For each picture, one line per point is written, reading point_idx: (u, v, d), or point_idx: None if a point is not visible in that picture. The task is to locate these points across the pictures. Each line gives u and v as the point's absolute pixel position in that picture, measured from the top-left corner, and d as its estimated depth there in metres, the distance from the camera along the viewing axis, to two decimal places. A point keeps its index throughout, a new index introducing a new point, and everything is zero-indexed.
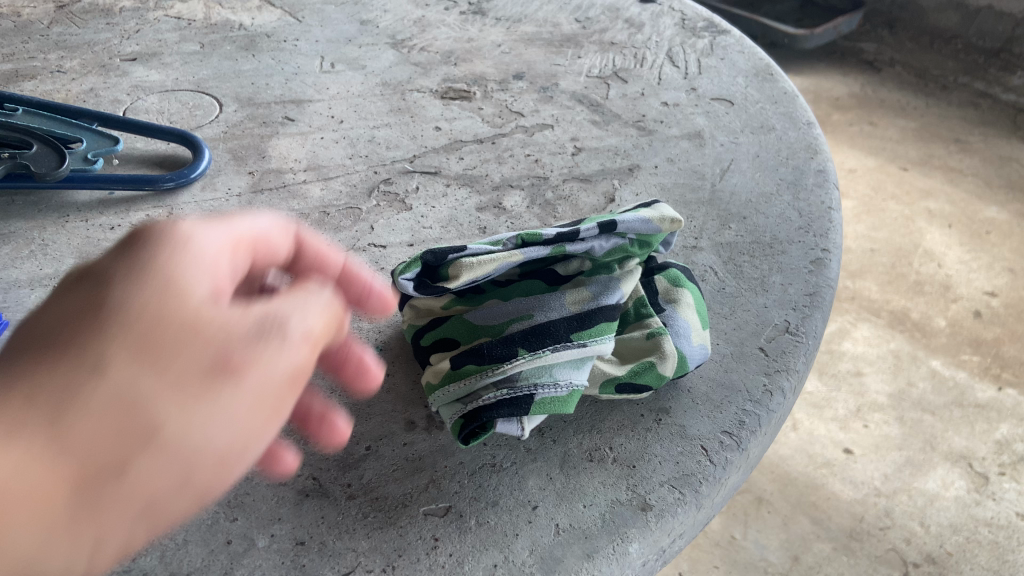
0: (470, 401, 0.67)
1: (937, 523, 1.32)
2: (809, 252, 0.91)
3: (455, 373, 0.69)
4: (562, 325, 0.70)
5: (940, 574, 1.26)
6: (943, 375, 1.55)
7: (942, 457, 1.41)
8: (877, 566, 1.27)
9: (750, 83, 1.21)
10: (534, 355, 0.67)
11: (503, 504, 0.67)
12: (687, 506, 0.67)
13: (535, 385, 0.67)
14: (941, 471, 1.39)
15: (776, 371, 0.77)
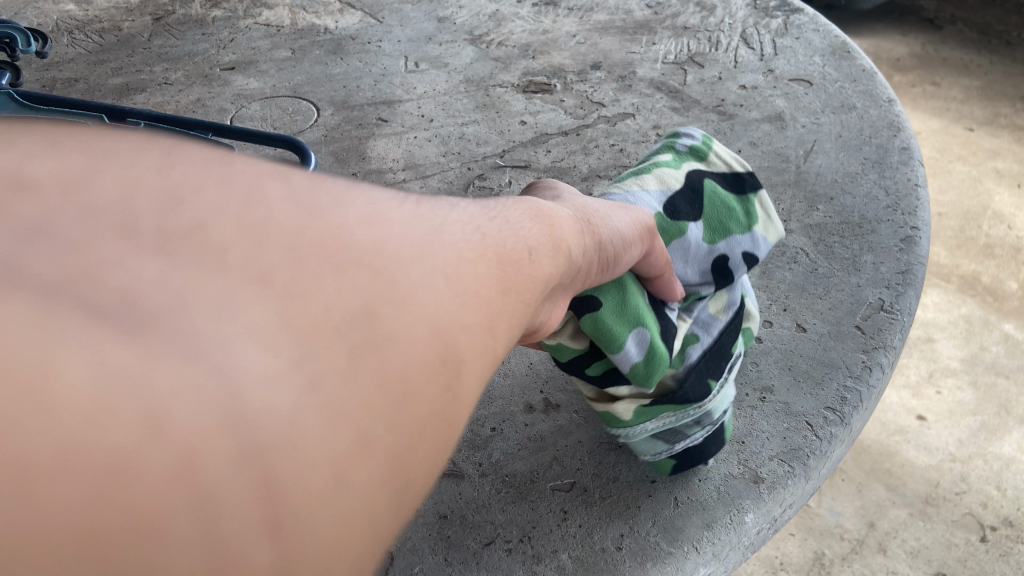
0: (677, 442, 0.66)
1: (1013, 487, 1.33)
2: (899, 230, 0.93)
3: (650, 410, 0.64)
4: (728, 340, 0.68)
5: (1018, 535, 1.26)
6: (1016, 338, 1.56)
7: (1016, 421, 1.42)
8: (953, 532, 1.29)
9: (827, 62, 1.23)
10: (723, 385, 0.66)
11: (623, 479, 0.71)
12: (797, 477, 0.70)
13: (723, 413, 0.68)
14: (1015, 435, 1.40)
15: (874, 348, 0.81)
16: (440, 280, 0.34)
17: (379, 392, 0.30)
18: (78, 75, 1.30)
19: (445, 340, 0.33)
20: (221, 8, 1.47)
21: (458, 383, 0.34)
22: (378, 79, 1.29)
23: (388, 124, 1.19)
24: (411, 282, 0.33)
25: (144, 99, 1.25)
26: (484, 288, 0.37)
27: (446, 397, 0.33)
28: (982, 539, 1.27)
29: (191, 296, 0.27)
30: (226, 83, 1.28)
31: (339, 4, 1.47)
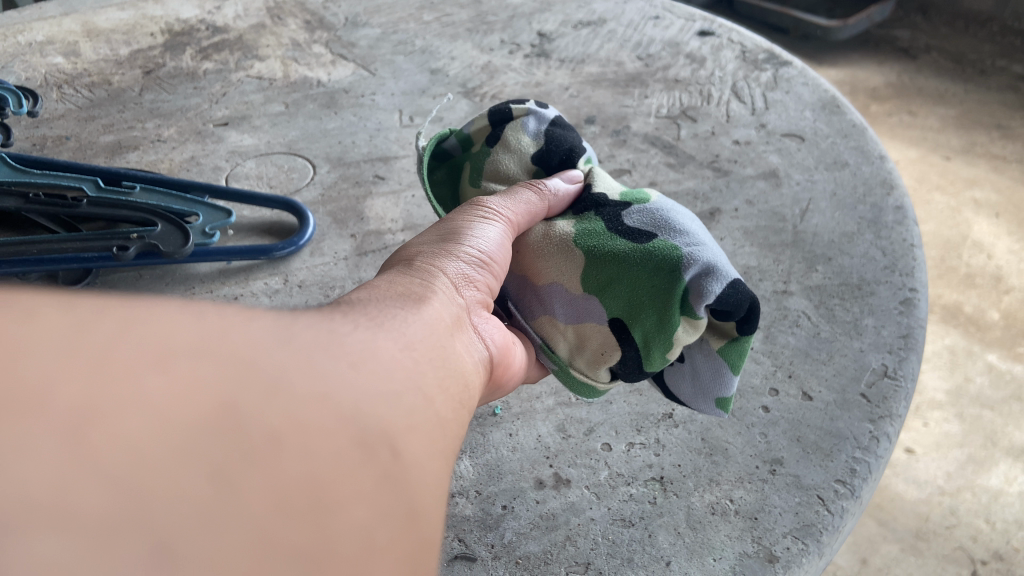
0: None
1: (1002, 519, 1.33)
2: (898, 292, 0.95)
3: None
4: None
5: (1008, 571, 1.27)
6: (1000, 369, 1.57)
7: (1003, 453, 1.42)
8: (944, 565, 1.30)
9: (818, 117, 1.25)
10: None
11: (638, 560, 0.70)
12: (811, 555, 0.70)
13: None
14: (1002, 467, 1.40)
15: (880, 418, 0.81)
16: (294, 360, 0.32)
17: (285, 484, 0.27)
18: (69, 132, 1.29)
19: (342, 420, 0.32)
20: (212, 60, 1.47)
21: (378, 461, 0.33)
22: (374, 134, 1.28)
23: (385, 181, 1.19)
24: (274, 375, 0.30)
25: (137, 157, 1.24)
26: (342, 366, 0.36)
27: (371, 466, 0.32)
28: None
29: (46, 442, 0.23)
30: (220, 141, 1.27)
31: (331, 56, 1.48)
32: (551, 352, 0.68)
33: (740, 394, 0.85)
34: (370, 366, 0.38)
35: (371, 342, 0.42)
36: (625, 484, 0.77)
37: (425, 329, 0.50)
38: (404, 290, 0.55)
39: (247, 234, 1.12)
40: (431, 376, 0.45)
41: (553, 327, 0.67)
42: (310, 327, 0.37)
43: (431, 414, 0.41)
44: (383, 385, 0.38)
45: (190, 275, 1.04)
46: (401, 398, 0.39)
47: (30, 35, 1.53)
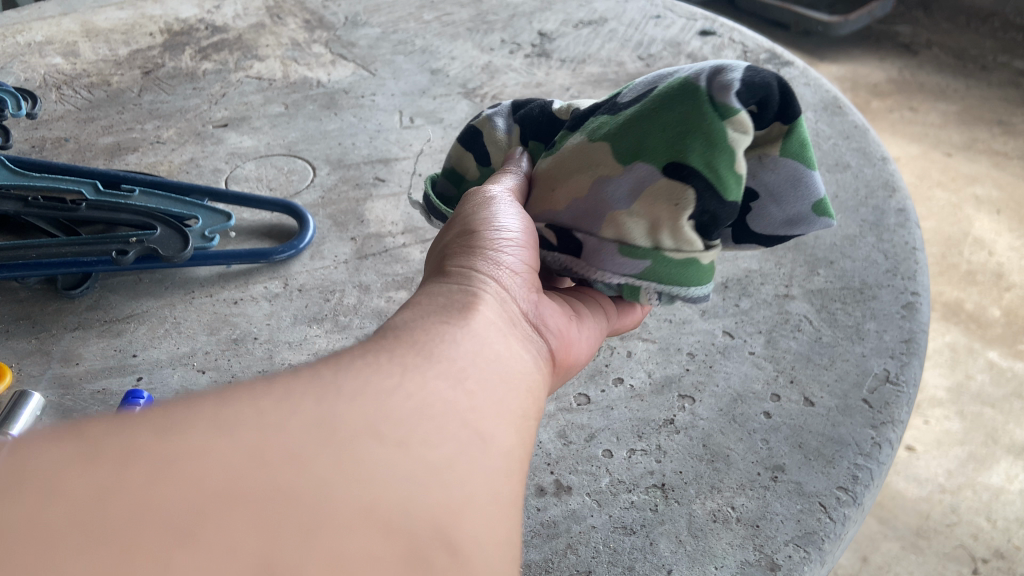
0: None
1: (1003, 518, 1.33)
2: (900, 296, 0.94)
3: None
4: None
5: (1009, 569, 1.27)
6: (1001, 367, 1.57)
7: (1004, 451, 1.42)
8: (945, 564, 1.30)
9: (819, 117, 1.24)
10: None
11: (639, 569, 0.70)
12: (813, 563, 0.70)
13: None
14: (1003, 465, 1.40)
15: (882, 424, 0.81)
16: (327, 467, 0.33)
17: None
18: (68, 133, 1.29)
19: (388, 523, 0.33)
20: (211, 61, 1.46)
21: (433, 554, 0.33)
22: (374, 135, 1.28)
23: (385, 183, 1.18)
24: (299, 493, 0.31)
25: (137, 159, 1.24)
26: (389, 446, 0.36)
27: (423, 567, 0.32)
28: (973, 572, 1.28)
29: None
30: (219, 142, 1.27)
31: (331, 56, 1.47)
32: (630, 252, 0.59)
33: (742, 400, 0.85)
34: (423, 429, 0.38)
35: (429, 388, 0.41)
36: (626, 491, 0.77)
37: (477, 345, 0.48)
38: (449, 298, 0.53)
39: (247, 237, 1.11)
40: (494, 410, 0.43)
41: (620, 223, 0.59)
42: (355, 406, 0.37)
43: (495, 463, 0.40)
44: (437, 449, 0.37)
45: (190, 279, 1.03)
46: (457, 457, 0.38)
47: (29, 35, 1.53)
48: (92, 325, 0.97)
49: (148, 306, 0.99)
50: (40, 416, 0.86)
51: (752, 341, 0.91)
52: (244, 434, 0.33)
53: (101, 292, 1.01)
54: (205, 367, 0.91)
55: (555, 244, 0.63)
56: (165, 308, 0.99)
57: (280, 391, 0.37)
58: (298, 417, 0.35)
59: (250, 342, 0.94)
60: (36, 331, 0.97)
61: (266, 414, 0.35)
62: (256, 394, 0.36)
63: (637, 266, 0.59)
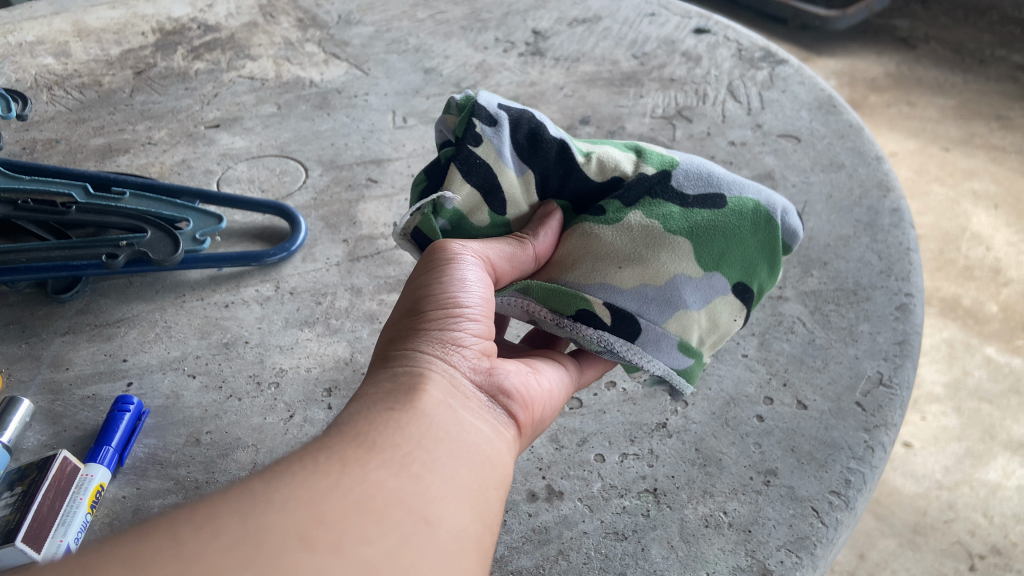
0: None
1: (1000, 514, 1.33)
2: (893, 297, 0.94)
3: None
4: None
5: (1006, 565, 1.27)
6: (998, 362, 1.56)
7: (1001, 447, 1.42)
8: (942, 561, 1.30)
9: (814, 116, 1.24)
10: None
11: (631, 575, 0.70)
12: (805, 569, 0.70)
13: None
14: (1000, 461, 1.40)
15: (876, 427, 0.81)
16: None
17: None
18: (59, 135, 1.28)
19: None
20: (204, 60, 1.45)
21: None
22: (367, 135, 1.27)
23: (377, 184, 1.18)
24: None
25: (127, 160, 1.23)
26: (317, 555, 0.38)
27: None
28: (970, 569, 1.28)
29: None
30: (211, 143, 1.26)
31: (324, 55, 1.46)
32: (686, 348, 0.66)
33: (735, 403, 0.84)
34: (355, 528, 0.41)
35: (364, 485, 0.43)
36: (618, 496, 0.76)
37: (420, 427, 0.49)
38: (400, 381, 0.54)
39: (239, 240, 1.11)
40: (434, 487, 0.46)
41: (688, 315, 0.65)
42: (285, 517, 0.40)
43: (436, 544, 0.43)
44: (370, 549, 0.40)
45: (181, 282, 1.03)
46: (393, 549, 0.41)
47: (20, 36, 1.52)
48: (82, 330, 0.96)
49: (139, 310, 0.99)
50: (29, 422, 0.86)
51: (745, 344, 0.91)
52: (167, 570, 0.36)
53: (91, 296, 1.01)
54: (196, 372, 0.91)
55: (607, 324, 0.63)
56: (155, 312, 0.98)
57: (206, 517, 0.39)
58: (224, 541, 0.38)
59: (241, 347, 0.94)
60: (25, 336, 0.96)
61: (193, 543, 0.38)
62: (183, 524, 0.39)
63: (683, 363, 0.66)
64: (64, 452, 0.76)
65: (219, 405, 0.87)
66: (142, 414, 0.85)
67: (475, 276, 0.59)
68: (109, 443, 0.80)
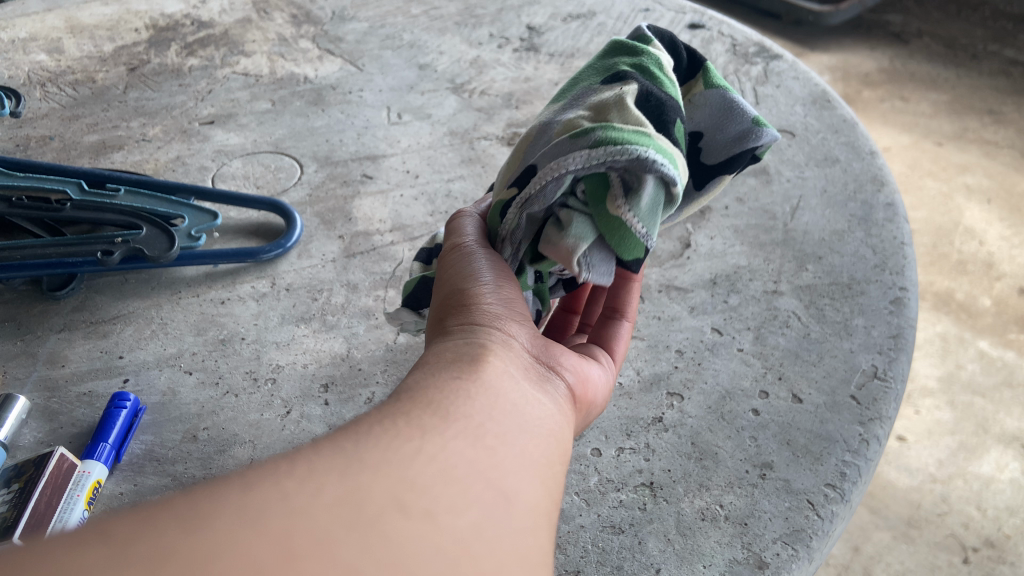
0: None
1: (994, 506, 1.34)
2: (887, 291, 0.95)
3: None
4: None
5: (1000, 557, 1.28)
6: (991, 356, 1.57)
7: (995, 440, 1.43)
8: (936, 553, 1.30)
9: (809, 112, 1.24)
10: None
11: (628, 568, 0.70)
12: (801, 561, 0.70)
13: None
14: (994, 454, 1.40)
15: (870, 420, 0.81)
16: (352, 548, 0.34)
17: None
18: (53, 132, 1.28)
19: None
20: (198, 56, 1.45)
21: None
22: (362, 131, 1.27)
23: (372, 180, 1.18)
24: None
25: (122, 157, 1.23)
26: (411, 516, 0.37)
27: None
28: (964, 561, 1.29)
29: None
30: (206, 140, 1.26)
31: (318, 52, 1.46)
32: (578, 132, 0.58)
33: (730, 396, 0.85)
34: (445, 494, 0.39)
35: (446, 452, 0.42)
36: (615, 490, 0.77)
37: (492, 399, 0.48)
38: (462, 355, 0.53)
39: (234, 236, 1.11)
40: (513, 462, 0.44)
41: (576, 121, 0.61)
42: (378, 478, 0.38)
43: (522, 519, 0.41)
44: (461, 516, 0.38)
45: (176, 279, 1.03)
46: (483, 517, 0.39)
47: (13, 32, 1.51)
48: (78, 327, 0.96)
49: (134, 307, 0.99)
50: (26, 419, 0.86)
51: (740, 338, 0.91)
52: (272, 523, 0.34)
53: (87, 293, 1.01)
54: (192, 368, 0.91)
55: (513, 196, 0.64)
56: (151, 309, 0.98)
57: (301, 474, 0.38)
58: (323, 498, 0.37)
59: (238, 343, 0.94)
60: (20, 333, 0.96)
61: (288, 498, 0.36)
62: (281, 478, 0.38)
63: (586, 140, 0.57)
64: (61, 449, 0.76)
65: (216, 401, 0.87)
66: (138, 410, 0.85)
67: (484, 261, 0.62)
68: (106, 439, 0.80)
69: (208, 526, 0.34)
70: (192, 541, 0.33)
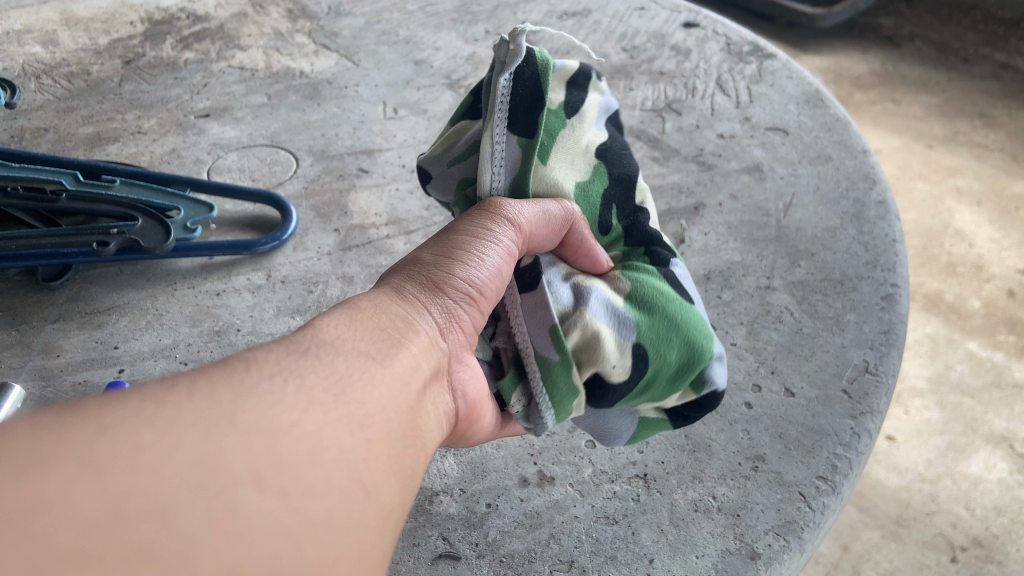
0: None
1: (981, 506, 1.35)
2: (879, 288, 0.95)
3: None
4: None
5: (987, 556, 1.29)
6: (980, 357, 1.58)
7: (983, 440, 1.44)
8: (924, 552, 1.31)
9: (802, 110, 1.25)
10: None
11: (621, 558, 0.71)
12: (793, 551, 0.71)
13: None
14: (982, 454, 1.42)
15: (862, 414, 0.82)
16: (188, 524, 0.32)
17: None
18: (48, 123, 1.28)
19: None
20: (193, 50, 1.45)
21: None
22: (358, 126, 1.27)
23: (368, 174, 1.18)
24: (152, 562, 0.31)
25: (117, 149, 1.23)
26: (263, 499, 0.35)
27: None
28: (952, 560, 1.30)
29: None
30: (201, 133, 1.26)
31: (314, 46, 1.46)
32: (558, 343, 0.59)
33: (724, 390, 0.86)
34: (307, 477, 0.38)
35: (322, 426, 0.40)
36: (609, 481, 0.77)
37: (380, 379, 0.47)
38: (371, 326, 0.51)
39: (230, 228, 1.11)
40: (383, 452, 0.43)
41: (577, 317, 0.61)
42: (241, 446, 0.36)
43: (372, 514, 0.40)
44: (316, 503, 0.37)
45: (172, 270, 1.03)
46: (335, 508, 0.38)
47: (7, 24, 1.51)
48: (73, 317, 0.96)
49: (130, 298, 0.99)
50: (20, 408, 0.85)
51: (734, 332, 0.92)
52: (116, 483, 0.32)
53: (82, 284, 1.01)
54: (188, 359, 0.91)
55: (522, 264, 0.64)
56: (146, 300, 0.98)
57: (163, 423, 0.36)
58: (175, 459, 0.34)
59: (233, 334, 0.94)
60: (15, 323, 0.96)
61: (138, 453, 0.34)
62: (142, 422, 0.35)
63: (548, 354, 0.60)
64: None
65: None
66: None
67: (495, 260, 0.59)
68: None
69: (46, 477, 0.32)
70: (22, 491, 0.31)
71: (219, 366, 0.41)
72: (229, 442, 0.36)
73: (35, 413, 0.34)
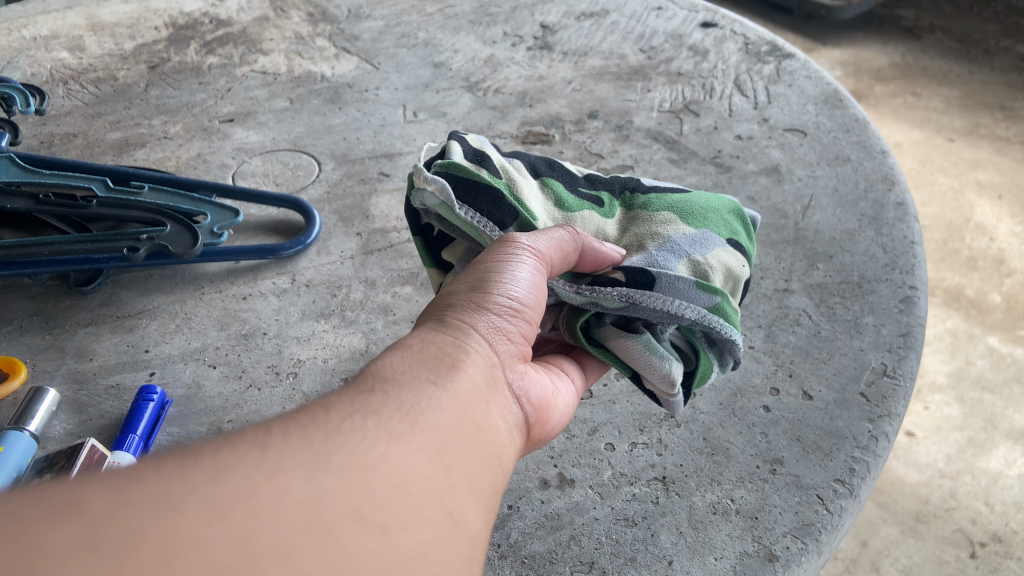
0: None
1: (1001, 502, 1.35)
2: (898, 290, 0.96)
3: None
4: None
5: (1008, 552, 1.29)
6: (1001, 353, 1.58)
7: (1003, 436, 1.44)
8: (944, 548, 1.32)
9: (820, 110, 1.26)
10: None
11: (640, 560, 0.72)
12: (811, 554, 0.72)
13: None
14: (1002, 450, 1.41)
15: (880, 417, 0.83)
16: (311, 561, 0.36)
17: None
18: (76, 129, 1.30)
19: None
20: (216, 55, 1.47)
21: None
22: (378, 129, 1.29)
23: (389, 178, 1.20)
24: None
25: (144, 154, 1.25)
26: (367, 533, 0.39)
27: None
28: (971, 556, 1.30)
29: None
30: (225, 137, 1.28)
31: (334, 50, 1.48)
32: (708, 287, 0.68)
33: (742, 393, 0.87)
34: (400, 511, 0.42)
35: (404, 462, 0.44)
36: (628, 484, 0.79)
37: (453, 411, 0.51)
38: (435, 356, 0.55)
39: (255, 233, 1.13)
40: (461, 483, 0.47)
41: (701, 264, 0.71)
42: (341, 482, 0.41)
43: (459, 543, 0.44)
44: (411, 535, 0.41)
45: (199, 275, 1.05)
46: (428, 541, 0.42)
47: (34, 30, 1.54)
48: (105, 322, 0.99)
49: (159, 303, 1.01)
50: (55, 410, 0.88)
51: (752, 336, 0.93)
52: (244, 524, 0.36)
53: (113, 288, 1.03)
54: (216, 362, 0.93)
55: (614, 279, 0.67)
56: (175, 304, 1.01)
57: (272, 466, 0.40)
58: (289, 497, 0.39)
59: (260, 338, 0.96)
60: (49, 327, 0.99)
61: (260, 491, 0.38)
62: (253, 466, 0.40)
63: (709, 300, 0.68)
64: (92, 440, 0.77)
65: (239, 395, 0.89)
66: (165, 403, 0.88)
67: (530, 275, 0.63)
68: (135, 431, 0.82)
69: (187, 514, 0.35)
70: (165, 534, 0.34)
71: (303, 413, 0.46)
72: (331, 481, 0.40)
73: (157, 463, 0.38)
